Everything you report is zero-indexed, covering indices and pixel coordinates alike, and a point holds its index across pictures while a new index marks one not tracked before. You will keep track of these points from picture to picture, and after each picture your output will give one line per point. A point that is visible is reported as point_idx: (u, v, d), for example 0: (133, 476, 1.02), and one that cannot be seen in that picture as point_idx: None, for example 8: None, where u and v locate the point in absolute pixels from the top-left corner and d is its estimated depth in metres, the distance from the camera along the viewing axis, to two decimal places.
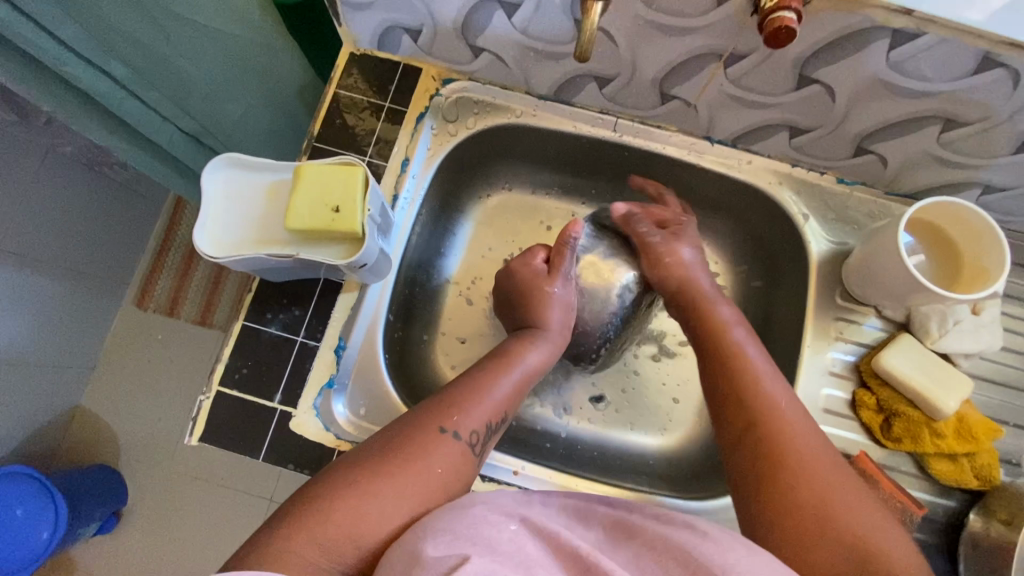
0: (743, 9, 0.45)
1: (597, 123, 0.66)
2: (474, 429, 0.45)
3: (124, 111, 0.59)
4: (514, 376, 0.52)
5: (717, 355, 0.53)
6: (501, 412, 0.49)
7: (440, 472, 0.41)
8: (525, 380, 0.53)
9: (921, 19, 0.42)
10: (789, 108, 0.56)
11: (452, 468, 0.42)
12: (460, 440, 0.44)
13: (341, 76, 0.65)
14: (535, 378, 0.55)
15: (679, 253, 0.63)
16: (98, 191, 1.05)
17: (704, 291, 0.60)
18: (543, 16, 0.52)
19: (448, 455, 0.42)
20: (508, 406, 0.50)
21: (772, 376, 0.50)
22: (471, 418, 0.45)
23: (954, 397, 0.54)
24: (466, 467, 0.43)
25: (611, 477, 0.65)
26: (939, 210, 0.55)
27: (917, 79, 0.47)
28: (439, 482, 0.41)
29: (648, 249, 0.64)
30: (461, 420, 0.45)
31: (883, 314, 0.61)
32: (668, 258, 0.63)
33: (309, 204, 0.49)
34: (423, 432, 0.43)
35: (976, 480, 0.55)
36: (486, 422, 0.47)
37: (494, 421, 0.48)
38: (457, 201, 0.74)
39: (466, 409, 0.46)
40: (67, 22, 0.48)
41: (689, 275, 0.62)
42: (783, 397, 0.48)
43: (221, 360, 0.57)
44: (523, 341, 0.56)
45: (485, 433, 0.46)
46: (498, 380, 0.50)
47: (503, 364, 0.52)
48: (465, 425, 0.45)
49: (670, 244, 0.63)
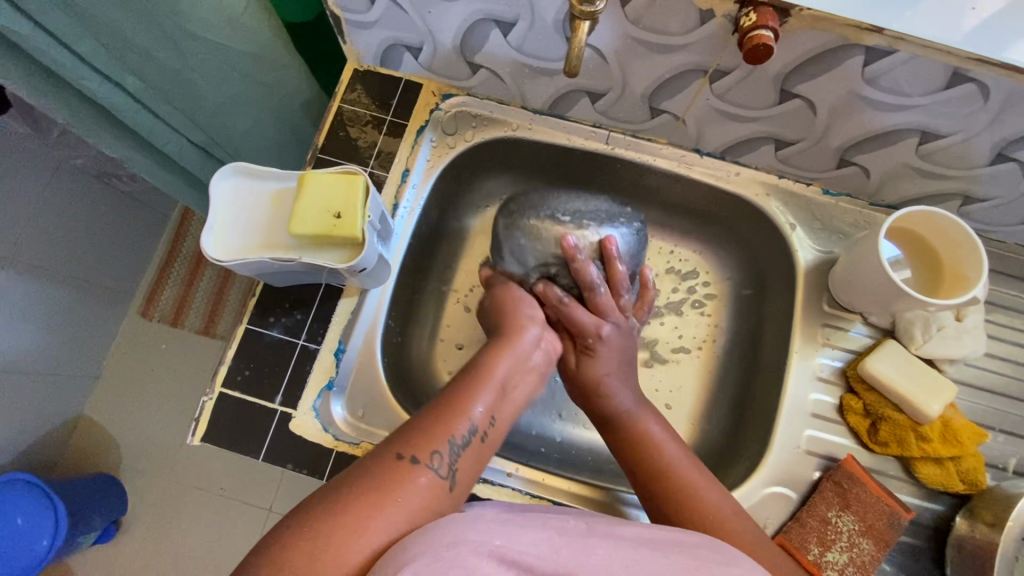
0: (724, 28, 0.48)
1: (590, 137, 0.69)
2: (435, 451, 0.43)
3: (137, 123, 0.62)
4: (484, 393, 0.50)
5: (651, 474, 0.53)
6: (468, 426, 0.47)
7: (401, 502, 0.39)
8: (498, 393, 0.51)
9: (891, 36, 0.44)
10: (774, 121, 0.58)
11: (415, 498, 0.40)
12: (421, 465, 0.42)
13: (345, 92, 0.68)
14: (511, 390, 0.53)
15: (595, 370, 0.60)
16: (107, 202, 1.08)
17: (618, 407, 0.58)
18: (537, 34, 0.55)
19: (410, 483, 0.40)
20: (479, 420, 0.48)
21: (701, 475, 0.52)
22: (430, 440, 0.44)
23: (938, 401, 0.55)
24: (434, 491, 0.41)
25: (604, 480, 0.66)
26: (919, 219, 0.57)
27: (893, 94, 0.50)
28: (403, 512, 0.38)
29: (567, 369, 0.63)
30: (420, 445, 0.43)
31: (868, 321, 0.63)
32: (585, 378, 0.60)
33: (312, 210, 0.51)
34: (380, 466, 0.41)
35: (962, 484, 0.56)
36: (451, 439, 0.45)
37: (461, 436, 0.46)
38: (455, 211, 0.76)
39: (427, 434, 0.44)
40: (86, 39, 0.51)
41: (601, 389, 0.59)
42: (718, 501, 0.50)
43: (224, 361, 0.59)
44: (491, 352, 0.55)
45: (450, 453, 0.44)
46: (461, 399, 0.49)
47: (470, 383, 0.51)
48: (426, 449, 0.43)
49: (585, 366, 0.61)
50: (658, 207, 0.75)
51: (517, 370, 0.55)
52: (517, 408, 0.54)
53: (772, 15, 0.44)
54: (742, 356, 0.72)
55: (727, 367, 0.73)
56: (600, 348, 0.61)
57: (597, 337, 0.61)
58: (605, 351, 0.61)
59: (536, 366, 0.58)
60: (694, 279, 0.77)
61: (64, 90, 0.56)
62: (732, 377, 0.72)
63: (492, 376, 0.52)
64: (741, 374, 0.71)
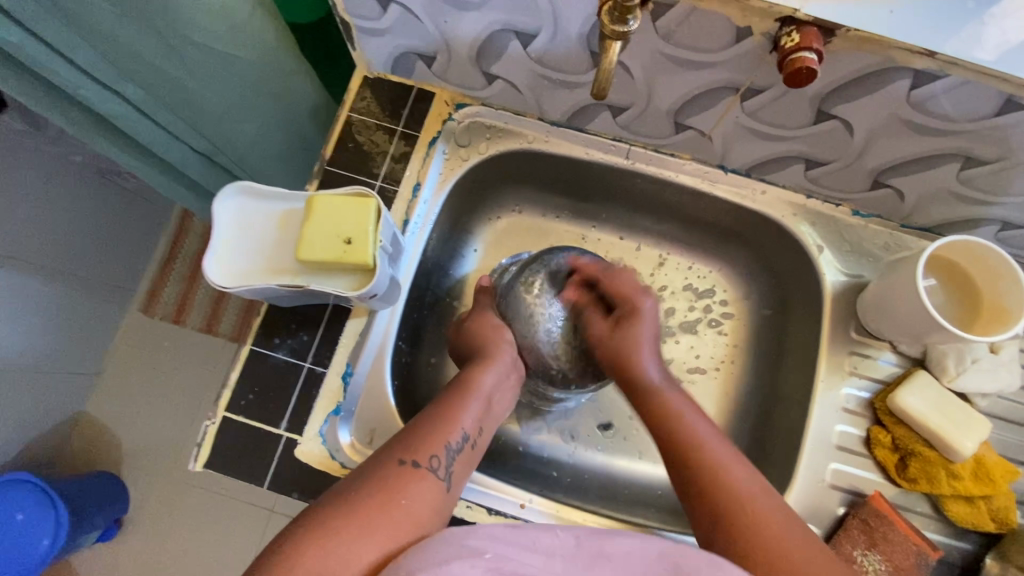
0: (762, 46, 0.45)
1: (609, 150, 0.66)
2: (434, 454, 0.46)
3: (137, 131, 0.60)
4: (471, 403, 0.53)
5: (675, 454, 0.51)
6: (461, 433, 0.50)
7: (406, 504, 0.42)
8: (483, 407, 0.54)
9: (942, 60, 0.41)
10: (806, 141, 0.55)
11: (421, 500, 0.43)
12: (422, 467, 0.45)
13: (355, 99, 0.65)
14: (494, 404, 0.56)
15: (634, 335, 0.58)
16: (107, 200, 1.06)
17: (646, 376, 0.57)
18: (559, 46, 0.51)
19: (414, 486, 0.43)
20: (469, 429, 0.51)
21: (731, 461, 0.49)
22: (428, 445, 0.46)
23: (971, 438, 0.53)
24: (435, 494, 0.44)
25: (618, 510, 0.64)
26: (957, 247, 0.54)
27: (938, 118, 0.47)
28: (410, 513, 0.41)
29: (598, 335, 0.60)
30: (420, 449, 0.46)
31: (897, 350, 0.60)
32: (620, 341, 0.58)
33: (318, 236, 0.49)
34: (384, 470, 0.44)
35: (993, 523, 0.54)
36: (447, 444, 0.48)
37: (456, 441, 0.49)
38: (467, 224, 0.73)
39: (425, 438, 0.47)
40: (81, 46, 0.48)
41: (633, 354, 0.57)
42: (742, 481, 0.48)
43: (228, 385, 0.57)
44: (476, 365, 0.56)
45: (447, 457, 0.47)
46: (451, 409, 0.51)
47: (458, 396, 0.53)
48: (425, 452, 0.46)
49: (621, 333, 0.58)
50: (677, 222, 0.72)
51: (501, 381, 0.57)
52: (498, 418, 0.57)
53: (815, 35, 0.41)
54: (763, 379, 0.69)
55: (746, 389, 0.71)
56: (643, 315, 0.60)
57: (639, 306, 0.61)
58: (646, 317, 0.60)
59: (517, 370, 0.60)
60: (710, 297, 0.75)
61: (62, 97, 0.54)
62: (752, 401, 0.70)
63: (477, 391, 0.54)
64: (763, 398, 0.69)
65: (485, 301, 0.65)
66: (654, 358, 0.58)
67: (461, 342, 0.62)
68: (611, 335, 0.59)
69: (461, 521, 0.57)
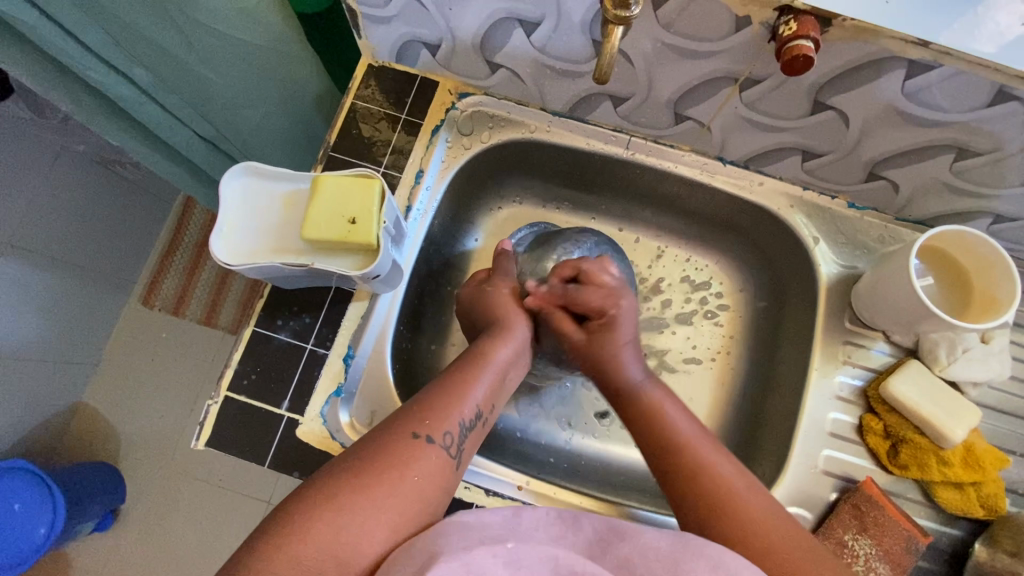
0: (759, 36, 0.46)
1: (610, 141, 0.67)
2: (447, 431, 0.46)
3: (143, 115, 0.61)
4: (483, 376, 0.53)
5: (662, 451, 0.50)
6: (474, 409, 0.50)
7: (416, 480, 0.42)
8: (497, 379, 0.54)
9: (937, 51, 0.42)
10: (804, 132, 0.56)
11: (429, 477, 0.43)
12: (434, 443, 0.45)
13: (359, 87, 0.66)
14: (509, 376, 0.56)
15: (609, 346, 0.58)
16: (109, 190, 1.07)
17: (629, 382, 0.56)
18: (562, 36, 0.53)
19: (424, 462, 0.44)
20: (481, 404, 0.51)
21: (708, 446, 0.50)
22: (441, 421, 0.46)
23: (962, 426, 0.54)
24: (444, 470, 0.45)
25: (614, 494, 0.65)
26: (950, 238, 0.55)
27: (931, 110, 0.48)
28: (418, 489, 0.42)
29: (575, 345, 0.59)
30: (434, 423, 0.46)
31: (891, 340, 0.61)
32: (597, 355, 0.58)
33: (325, 215, 0.50)
34: (397, 442, 0.44)
35: (982, 510, 0.55)
36: (460, 420, 0.48)
37: (468, 418, 0.49)
38: (468, 213, 0.74)
39: (437, 413, 0.47)
40: (92, 28, 0.49)
41: (611, 364, 0.57)
42: (732, 475, 0.47)
43: (230, 365, 0.58)
44: (494, 338, 0.57)
45: (459, 434, 0.47)
46: (465, 382, 0.51)
47: (476, 367, 0.53)
48: (438, 428, 0.46)
49: (596, 343, 0.58)
50: (676, 214, 0.74)
51: (517, 356, 0.57)
52: (510, 392, 0.57)
53: (813, 24, 0.42)
54: (758, 369, 0.70)
55: (742, 379, 0.72)
56: (619, 319, 0.59)
57: (613, 312, 0.59)
58: (621, 322, 0.58)
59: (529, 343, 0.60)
60: (707, 289, 0.76)
61: (70, 79, 0.55)
62: (747, 391, 0.71)
63: (492, 363, 0.54)
64: (758, 388, 0.70)
65: (508, 267, 0.64)
66: (637, 361, 0.58)
67: (477, 309, 0.62)
68: (587, 345, 0.59)
69: (459, 502, 0.57)
